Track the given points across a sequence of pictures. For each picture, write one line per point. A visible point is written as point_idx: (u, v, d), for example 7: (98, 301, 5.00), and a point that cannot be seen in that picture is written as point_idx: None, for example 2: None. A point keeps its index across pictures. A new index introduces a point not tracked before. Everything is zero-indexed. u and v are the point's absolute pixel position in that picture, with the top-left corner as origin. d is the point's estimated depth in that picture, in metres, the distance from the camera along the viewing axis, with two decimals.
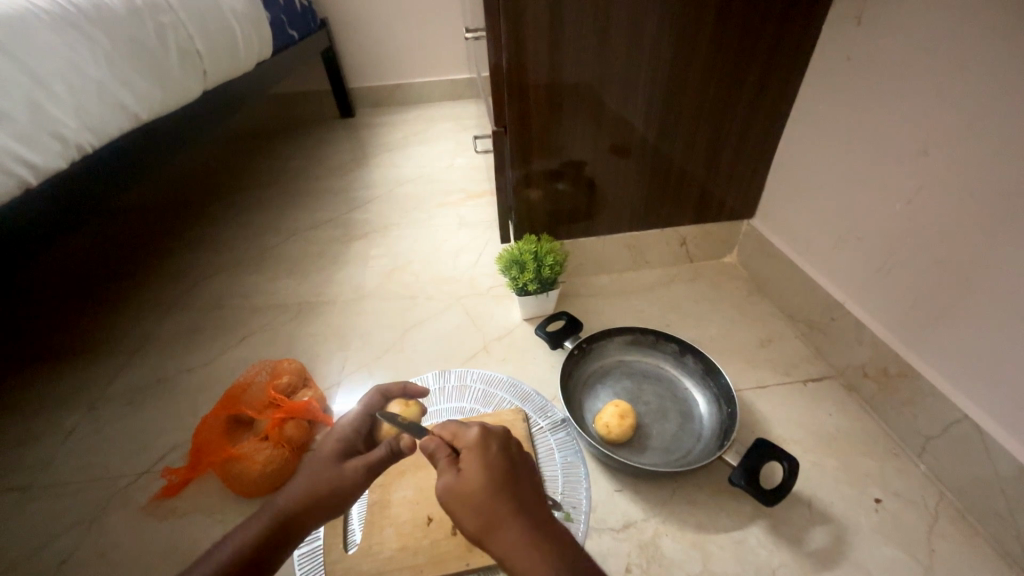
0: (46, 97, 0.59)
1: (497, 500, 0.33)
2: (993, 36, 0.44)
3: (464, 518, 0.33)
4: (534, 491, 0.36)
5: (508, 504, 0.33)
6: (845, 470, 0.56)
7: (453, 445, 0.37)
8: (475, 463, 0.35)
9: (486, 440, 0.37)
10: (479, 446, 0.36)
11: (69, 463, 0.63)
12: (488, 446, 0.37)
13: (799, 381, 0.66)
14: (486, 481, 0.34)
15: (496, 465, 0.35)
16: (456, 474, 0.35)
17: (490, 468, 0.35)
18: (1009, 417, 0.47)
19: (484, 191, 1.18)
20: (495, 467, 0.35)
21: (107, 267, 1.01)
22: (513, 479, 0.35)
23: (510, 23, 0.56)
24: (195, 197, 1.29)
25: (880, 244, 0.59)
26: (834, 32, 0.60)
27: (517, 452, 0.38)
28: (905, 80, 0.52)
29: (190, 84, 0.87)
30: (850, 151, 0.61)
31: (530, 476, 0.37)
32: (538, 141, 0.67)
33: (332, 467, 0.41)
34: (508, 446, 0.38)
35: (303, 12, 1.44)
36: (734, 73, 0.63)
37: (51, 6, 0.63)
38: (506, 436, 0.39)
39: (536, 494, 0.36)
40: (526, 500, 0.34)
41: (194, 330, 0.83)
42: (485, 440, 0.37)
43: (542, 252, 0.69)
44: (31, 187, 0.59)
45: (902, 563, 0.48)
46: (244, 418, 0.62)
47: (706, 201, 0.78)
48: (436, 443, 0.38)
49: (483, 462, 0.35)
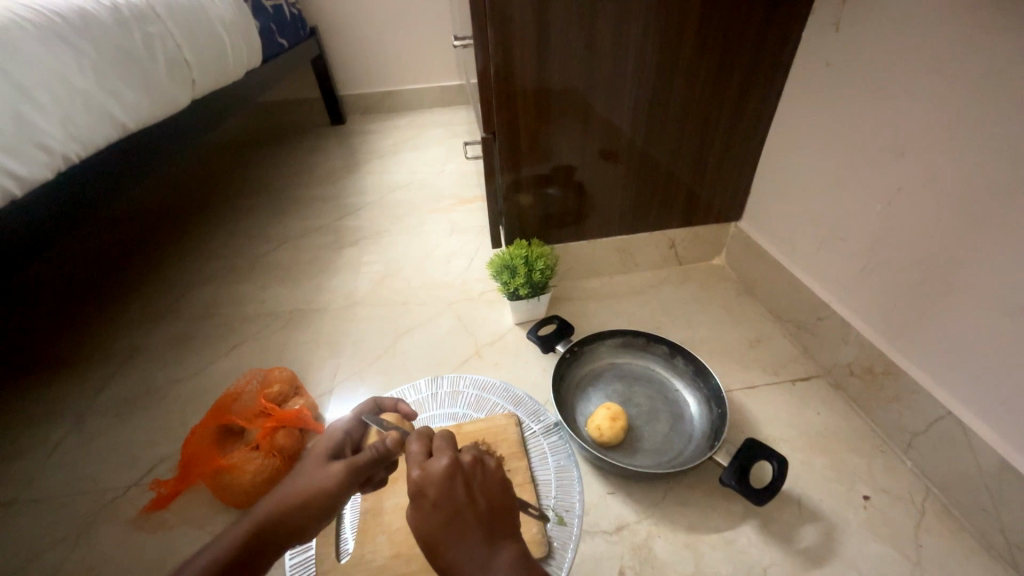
0: (31, 108, 0.58)
1: (442, 549, 0.34)
2: (966, 42, 0.45)
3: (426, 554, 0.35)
4: (483, 531, 0.34)
5: (450, 555, 0.33)
6: (833, 467, 0.57)
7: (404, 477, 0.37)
8: (414, 513, 0.35)
9: (423, 487, 0.35)
10: (418, 494, 0.35)
11: (56, 476, 0.62)
12: (424, 496, 0.35)
13: (787, 381, 0.67)
14: (423, 535, 0.34)
15: (431, 516, 0.34)
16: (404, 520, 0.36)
17: (427, 518, 0.34)
18: (994, 413, 0.48)
19: (475, 197, 1.19)
20: (433, 517, 0.34)
21: (94, 278, 1.00)
22: (452, 525, 0.34)
23: (496, 29, 0.57)
24: (185, 206, 1.28)
25: (863, 244, 0.60)
26: (814, 39, 0.61)
27: (462, 486, 0.35)
28: (885, 84, 0.54)
29: (179, 94, 0.87)
30: (833, 154, 0.62)
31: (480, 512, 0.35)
32: (527, 147, 0.68)
33: (317, 470, 0.41)
34: (449, 485, 0.35)
35: (292, 20, 1.44)
36: (718, 78, 0.64)
37: (37, 16, 0.63)
38: (448, 476, 0.35)
39: (485, 532, 0.34)
40: (470, 546, 0.33)
41: (185, 339, 0.83)
42: (422, 487, 0.35)
43: (532, 257, 0.70)
44: (17, 199, 0.58)
45: (891, 558, 0.49)
46: (233, 427, 0.61)
47: (694, 205, 0.79)
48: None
49: (421, 514, 0.34)
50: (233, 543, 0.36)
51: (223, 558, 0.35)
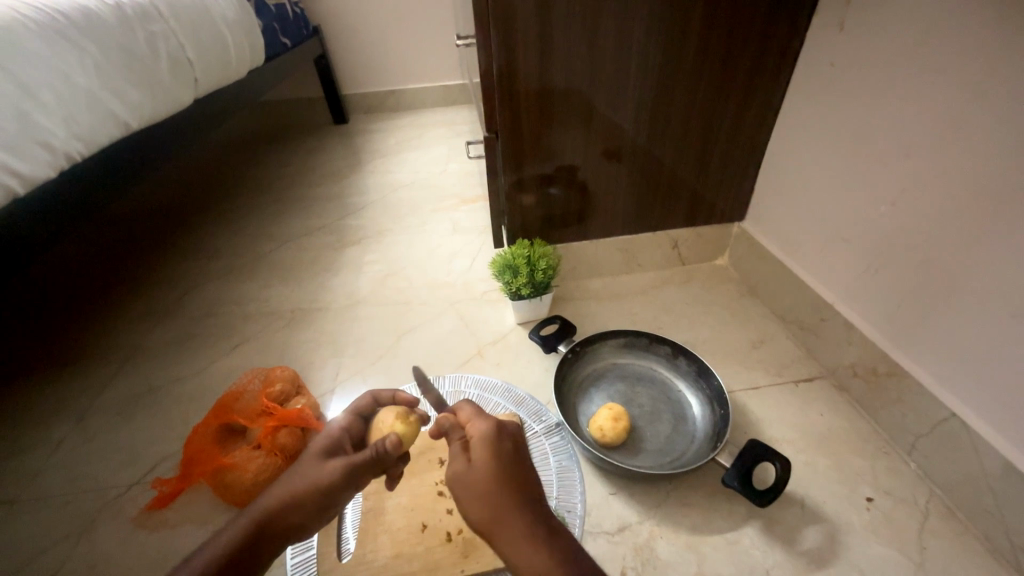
0: (34, 107, 0.58)
1: (506, 489, 0.35)
2: (970, 43, 0.45)
3: (473, 505, 0.35)
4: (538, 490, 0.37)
5: (513, 496, 0.35)
6: (836, 469, 0.56)
7: (465, 431, 0.40)
8: (480, 456, 0.37)
9: (494, 435, 0.38)
10: (487, 442, 0.38)
11: (58, 474, 0.63)
12: (496, 442, 0.38)
13: (790, 382, 0.67)
14: (489, 473, 0.36)
15: (501, 460, 0.37)
16: (463, 462, 0.37)
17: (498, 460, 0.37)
18: (998, 415, 0.47)
19: (478, 196, 1.19)
20: (502, 460, 0.37)
21: (97, 276, 1.01)
22: (516, 473, 0.36)
23: (499, 29, 0.57)
24: (187, 205, 1.28)
25: (867, 245, 0.60)
26: (818, 39, 0.61)
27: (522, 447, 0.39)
28: (889, 84, 0.53)
29: (181, 93, 0.87)
30: (837, 154, 0.62)
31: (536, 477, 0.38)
32: (530, 147, 0.68)
33: (313, 466, 0.41)
34: (513, 442, 0.39)
35: (295, 20, 1.44)
36: (722, 78, 0.64)
37: (40, 15, 0.63)
38: (514, 434, 0.40)
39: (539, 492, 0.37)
40: (529, 496, 0.35)
41: (187, 337, 0.83)
42: (493, 436, 0.38)
43: (534, 257, 0.70)
44: (19, 197, 0.58)
45: (894, 560, 0.48)
46: (235, 426, 0.61)
47: (697, 205, 0.79)
48: (450, 422, 0.40)
49: (491, 454, 0.37)
50: (233, 540, 0.36)
51: (221, 557, 0.35)
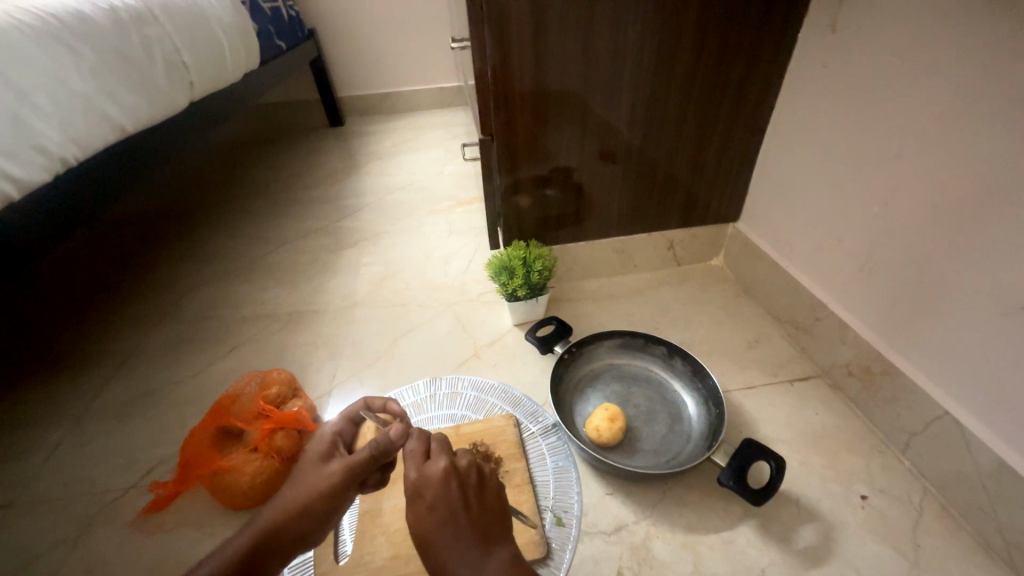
0: (29, 110, 0.58)
1: (437, 546, 0.34)
2: (958, 46, 0.45)
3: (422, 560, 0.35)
4: (480, 530, 0.35)
5: (444, 554, 0.34)
6: (831, 467, 0.57)
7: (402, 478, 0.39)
8: (412, 515, 0.36)
9: (420, 490, 0.36)
10: (413, 498, 0.36)
11: (54, 479, 0.62)
12: (422, 497, 0.36)
13: (785, 381, 0.67)
14: (421, 532, 0.35)
15: (427, 518, 0.35)
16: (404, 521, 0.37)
17: (421, 520, 0.35)
18: (990, 412, 0.48)
19: (474, 198, 1.19)
20: (430, 518, 0.35)
21: (93, 280, 1.00)
22: (448, 526, 0.35)
23: (494, 30, 0.57)
24: (183, 207, 1.28)
25: (860, 245, 0.60)
26: (810, 40, 0.62)
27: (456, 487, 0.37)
28: (881, 85, 0.54)
29: (177, 95, 0.87)
30: (830, 155, 0.62)
31: (478, 514, 0.36)
32: (525, 148, 0.68)
33: (317, 470, 0.41)
34: (445, 487, 0.36)
35: (291, 22, 1.45)
36: (715, 80, 0.65)
37: (34, 18, 0.63)
38: (445, 478, 0.36)
39: (479, 532, 0.35)
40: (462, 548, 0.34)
41: (184, 341, 0.83)
42: (420, 490, 0.36)
43: (530, 259, 0.70)
44: (14, 201, 0.58)
45: (889, 558, 0.49)
46: (232, 430, 0.61)
47: (692, 206, 0.79)
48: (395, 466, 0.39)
49: (419, 513, 0.36)
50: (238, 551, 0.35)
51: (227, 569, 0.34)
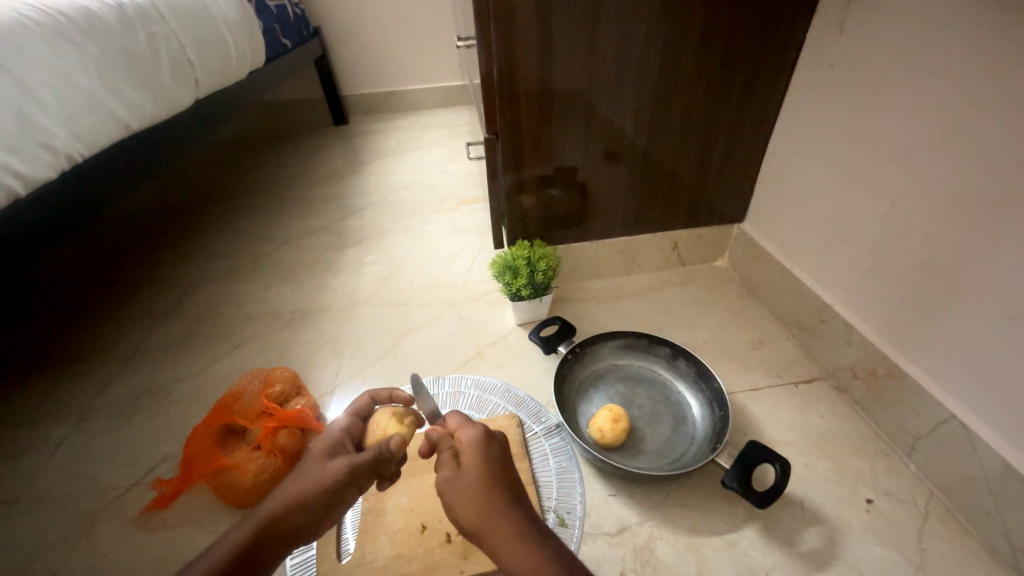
0: (35, 107, 0.58)
1: (498, 488, 0.36)
2: (967, 47, 0.45)
3: (464, 507, 0.35)
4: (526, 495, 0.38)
5: (506, 498, 0.35)
6: (836, 470, 0.56)
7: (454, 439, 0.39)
8: (477, 456, 0.37)
9: (488, 439, 0.39)
10: (478, 445, 0.38)
11: (58, 475, 0.62)
12: (490, 445, 0.38)
13: (790, 383, 0.67)
14: (485, 471, 0.36)
15: (492, 463, 0.37)
16: (456, 466, 0.37)
17: (488, 460, 0.37)
18: (998, 417, 0.47)
19: (478, 197, 1.19)
20: (496, 464, 0.37)
21: (98, 277, 1.01)
22: (507, 478, 0.37)
23: (499, 30, 0.57)
24: (188, 205, 1.29)
25: (867, 247, 0.60)
26: (817, 40, 0.61)
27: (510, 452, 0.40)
28: (889, 87, 0.53)
29: (182, 93, 0.87)
30: (837, 156, 0.62)
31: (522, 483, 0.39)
32: (530, 147, 0.68)
33: (315, 467, 0.40)
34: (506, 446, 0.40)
35: (295, 21, 1.45)
36: (721, 80, 0.64)
37: (41, 16, 0.63)
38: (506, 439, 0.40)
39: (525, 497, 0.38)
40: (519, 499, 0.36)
41: (188, 338, 0.83)
42: (488, 439, 0.39)
43: (534, 259, 0.70)
44: (19, 198, 0.58)
45: (894, 561, 0.48)
46: (236, 427, 0.61)
47: (697, 207, 0.79)
48: (439, 433, 0.40)
49: (485, 456, 0.37)
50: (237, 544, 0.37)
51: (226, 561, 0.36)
